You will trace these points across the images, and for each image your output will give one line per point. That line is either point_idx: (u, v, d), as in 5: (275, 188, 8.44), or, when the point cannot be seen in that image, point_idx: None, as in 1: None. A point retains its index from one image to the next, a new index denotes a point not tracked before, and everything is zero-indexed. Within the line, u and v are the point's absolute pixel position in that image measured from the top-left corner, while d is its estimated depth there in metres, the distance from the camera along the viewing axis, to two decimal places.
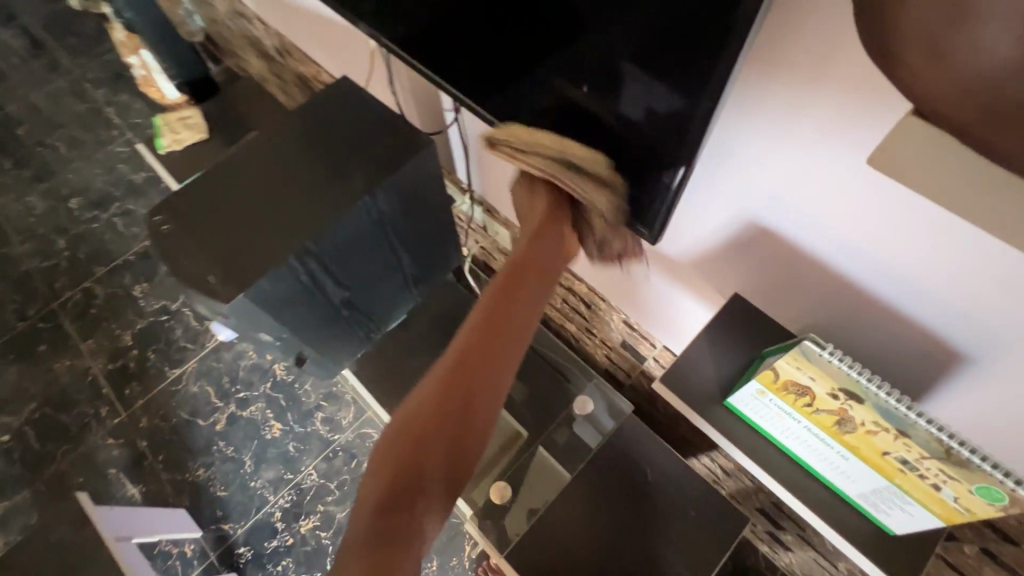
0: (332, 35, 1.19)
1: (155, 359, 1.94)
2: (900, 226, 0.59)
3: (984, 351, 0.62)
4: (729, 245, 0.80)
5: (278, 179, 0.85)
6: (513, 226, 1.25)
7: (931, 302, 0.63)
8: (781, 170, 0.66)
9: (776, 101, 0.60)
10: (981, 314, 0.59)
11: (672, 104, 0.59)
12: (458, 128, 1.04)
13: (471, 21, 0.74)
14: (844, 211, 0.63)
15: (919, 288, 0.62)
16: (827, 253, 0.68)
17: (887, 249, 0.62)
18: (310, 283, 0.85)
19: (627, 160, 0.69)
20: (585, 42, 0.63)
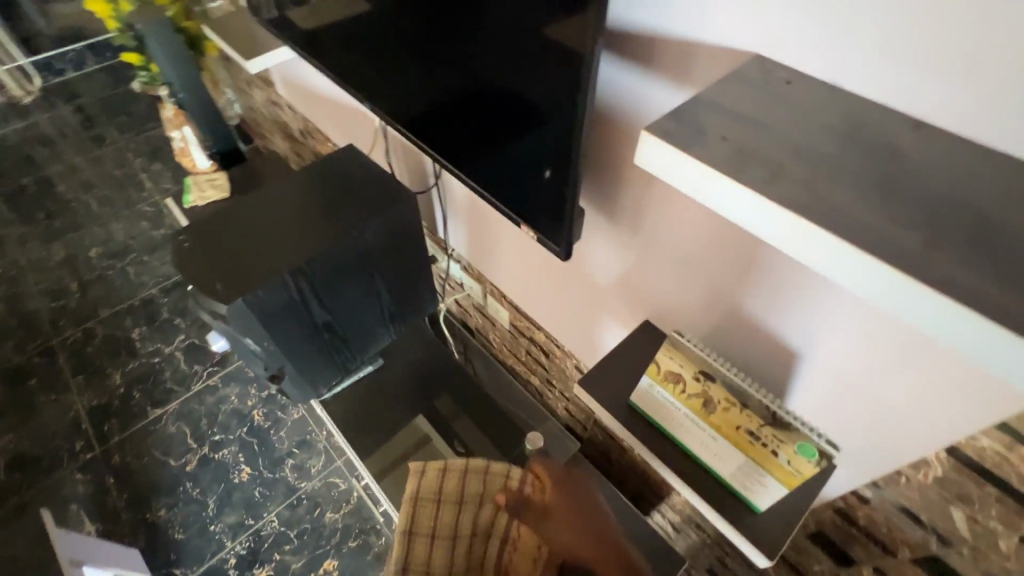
0: (346, 117, 1.46)
1: (139, 398, 2.01)
2: (751, 251, 0.66)
3: (833, 356, 0.67)
4: (633, 269, 0.87)
5: (282, 215, 1.04)
6: (484, 280, 1.41)
7: (791, 320, 0.68)
8: (654, 212, 0.75)
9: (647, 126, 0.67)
10: (823, 326, 0.65)
11: (565, 141, 0.70)
12: (439, 190, 1.26)
13: (430, 94, 0.92)
14: (706, 237, 0.70)
15: (777, 306, 0.68)
16: (704, 277, 0.75)
17: (744, 271, 0.69)
18: (299, 302, 1.01)
19: (538, 194, 0.81)
20: (503, 103, 0.78)
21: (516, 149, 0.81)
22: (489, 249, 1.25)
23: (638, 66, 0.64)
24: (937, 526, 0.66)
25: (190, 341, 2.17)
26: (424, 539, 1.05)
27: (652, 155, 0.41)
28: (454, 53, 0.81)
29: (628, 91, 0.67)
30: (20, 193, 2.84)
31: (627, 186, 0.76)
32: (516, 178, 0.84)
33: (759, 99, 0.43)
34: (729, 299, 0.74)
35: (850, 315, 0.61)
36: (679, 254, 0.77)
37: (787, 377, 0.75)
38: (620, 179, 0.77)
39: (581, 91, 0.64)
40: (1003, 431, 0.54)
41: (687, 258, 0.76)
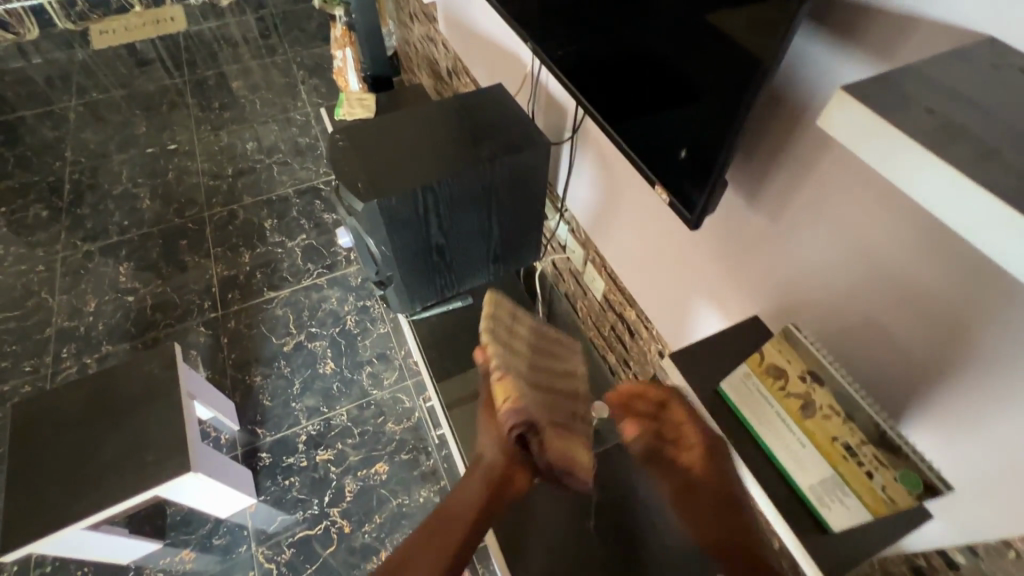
0: (497, 60, 1.51)
1: (260, 278, 2.29)
2: (898, 253, 0.63)
3: (961, 390, 0.61)
4: (756, 262, 0.84)
5: (425, 136, 1.11)
6: (588, 246, 1.42)
7: (923, 340, 0.63)
8: (798, 200, 0.73)
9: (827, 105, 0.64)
10: (958, 351, 0.60)
11: (732, 104, 0.67)
12: (573, 145, 1.27)
13: (594, 44, 0.93)
14: (850, 233, 0.67)
15: (911, 322, 0.64)
16: (835, 279, 0.72)
17: (884, 276, 0.65)
18: (422, 217, 1.08)
19: (683, 159, 0.79)
20: (669, 62, 0.77)
21: (671, 109, 0.80)
22: (607, 215, 1.25)
23: (841, 38, 0.61)
24: None
25: (309, 241, 2.40)
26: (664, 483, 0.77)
27: (843, 119, 0.39)
28: (631, 6, 0.81)
29: (814, 71, 0.65)
30: (203, 83, 3.26)
31: (781, 171, 0.74)
32: (661, 140, 0.83)
33: (984, 85, 0.39)
34: (857, 308, 0.70)
35: (1003, 342, 0.56)
36: (821, 253, 0.73)
37: (900, 409, 0.69)
38: (775, 162, 0.74)
39: (759, 52, 0.61)
40: None
41: (832, 260, 0.71)
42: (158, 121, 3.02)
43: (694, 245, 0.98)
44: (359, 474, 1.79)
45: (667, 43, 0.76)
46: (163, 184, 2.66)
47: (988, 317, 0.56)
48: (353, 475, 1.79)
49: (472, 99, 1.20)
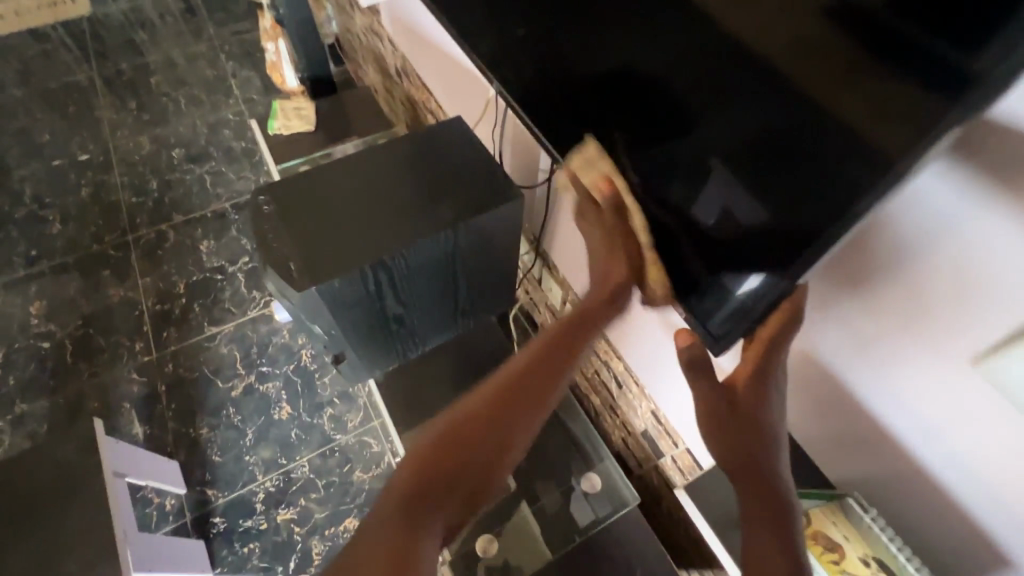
0: (452, 73, 1.29)
1: (199, 311, 2.04)
2: (995, 432, 0.60)
3: None
4: (808, 380, 0.80)
5: (374, 192, 0.91)
6: (568, 287, 1.27)
7: (998, 516, 0.63)
8: (876, 338, 0.68)
9: (944, 256, 0.58)
10: None
11: (780, 217, 0.59)
12: (550, 187, 1.10)
13: (593, 91, 0.78)
14: (939, 392, 0.64)
15: (990, 495, 0.63)
16: (903, 428, 0.70)
17: (966, 445, 0.64)
18: (373, 293, 0.90)
19: (679, 258, 0.73)
20: (693, 135, 0.66)
21: (702, 167, 0.66)
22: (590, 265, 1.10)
23: (978, 198, 0.53)
24: None
25: (252, 265, 2.15)
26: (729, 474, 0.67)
27: None
28: None
29: (932, 216, 0.57)
30: (116, 78, 2.85)
31: (860, 305, 0.69)
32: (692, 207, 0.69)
33: None
34: (925, 461, 0.69)
35: None
36: (894, 403, 0.70)
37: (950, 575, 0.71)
38: (856, 291, 0.68)
39: (865, 121, 0.48)
40: None
41: (908, 415, 0.68)
42: (63, 126, 2.63)
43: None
44: (327, 533, 1.64)
45: (717, 95, 0.61)
46: (75, 204, 2.32)
47: None
48: (320, 535, 1.63)
49: (429, 136, 1.00)
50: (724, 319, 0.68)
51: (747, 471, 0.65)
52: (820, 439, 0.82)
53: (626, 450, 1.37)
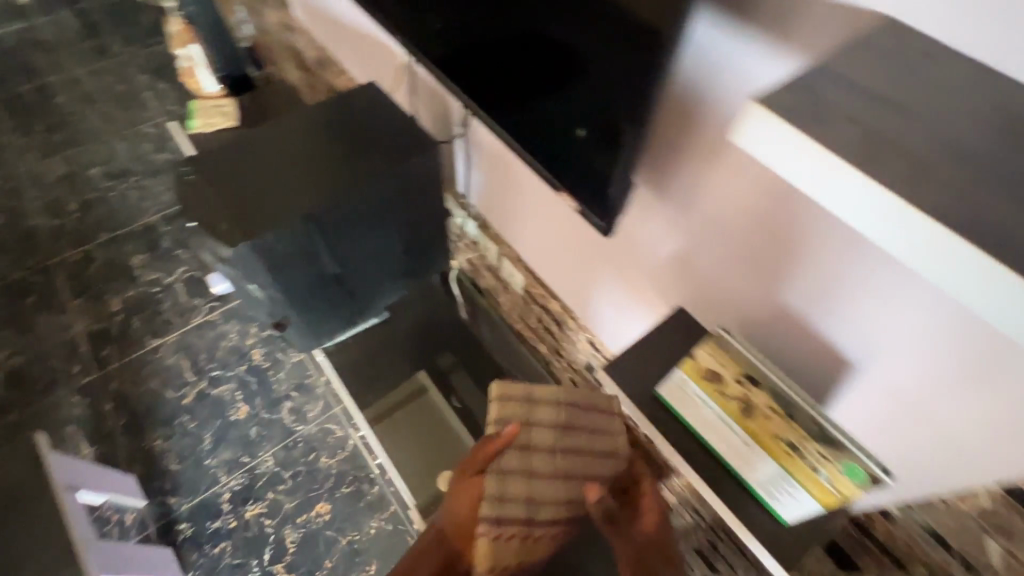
0: (364, 48, 1.33)
1: (139, 326, 1.98)
2: (806, 244, 0.61)
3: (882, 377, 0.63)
4: (671, 249, 0.80)
5: (298, 155, 0.97)
6: (501, 241, 1.28)
7: (840, 327, 0.64)
8: (702, 181, 0.69)
9: (722, 71, 0.59)
10: (873, 337, 0.61)
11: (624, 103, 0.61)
12: (465, 136, 1.13)
13: (466, 19, 0.80)
14: (758, 218, 0.65)
15: (823, 310, 0.64)
16: (744, 266, 0.70)
17: (791, 267, 0.64)
18: (309, 250, 0.96)
19: (565, 165, 0.76)
20: (547, 39, 0.68)
21: (559, 68, 0.68)
22: (514, 207, 1.12)
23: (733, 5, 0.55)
24: (967, 552, 0.63)
25: (191, 273, 2.11)
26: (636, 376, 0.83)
27: (756, 135, 0.33)
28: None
29: (705, 41, 0.59)
30: (20, 101, 2.71)
31: (683, 154, 0.69)
32: (561, 114, 0.73)
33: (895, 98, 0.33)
34: (771, 297, 0.69)
35: (909, 323, 0.57)
36: (734, 244, 0.70)
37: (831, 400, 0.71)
38: (675, 139, 0.69)
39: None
40: None
41: (745, 253, 0.69)
42: None
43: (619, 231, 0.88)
44: (298, 521, 1.64)
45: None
46: None
47: (888, 297, 0.57)
48: (292, 523, 1.64)
49: (346, 102, 1.05)
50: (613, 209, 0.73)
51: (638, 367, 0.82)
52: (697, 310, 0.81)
53: None
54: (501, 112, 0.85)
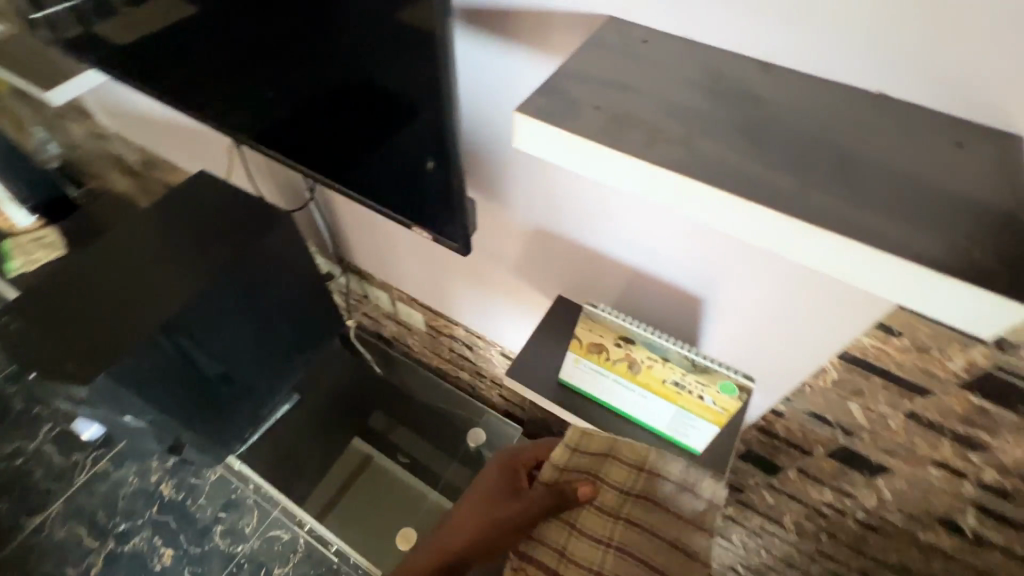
0: (183, 137, 1.26)
1: (8, 510, 1.68)
2: (623, 208, 0.66)
3: (723, 303, 0.68)
4: (529, 245, 0.83)
5: (140, 268, 0.92)
6: (388, 286, 1.27)
7: (678, 272, 0.69)
8: (527, 177, 0.73)
9: (501, 79, 0.63)
10: (704, 270, 0.66)
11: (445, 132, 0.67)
12: (316, 198, 1.11)
13: (276, 90, 0.81)
14: (582, 198, 0.69)
15: (660, 260, 0.69)
16: (589, 240, 0.74)
17: (623, 231, 0.69)
18: (181, 359, 0.92)
19: (414, 198, 0.80)
20: (357, 92, 0.71)
21: (379, 114, 0.72)
22: (386, 249, 1.12)
23: (490, 28, 0.59)
24: (842, 422, 0.75)
25: (57, 428, 1.83)
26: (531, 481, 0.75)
27: (529, 135, 0.39)
28: (297, 52, 0.73)
29: (478, 62, 0.63)
30: None
31: (502, 156, 0.72)
32: (396, 161, 0.76)
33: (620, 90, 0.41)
34: (620, 263, 0.74)
35: (723, 253, 0.63)
36: (574, 225, 0.74)
37: (698, 337, 0.76)
38: (490, 145, 0.72)
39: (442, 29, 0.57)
40: (878, 329, 0.60)
41: (583, 230, 0.73)
42: None
43: (485, 242, 0.89)
44: None
45: (346, 56, 0.68)
46: None
47: (699, 235, 0.63)
48: None
49: (180, 200, 1.01)
50: (463, 228, 0.77)
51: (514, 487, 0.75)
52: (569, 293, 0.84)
53: (507, 403, 1.40)
54: (337, 167, 0.86)
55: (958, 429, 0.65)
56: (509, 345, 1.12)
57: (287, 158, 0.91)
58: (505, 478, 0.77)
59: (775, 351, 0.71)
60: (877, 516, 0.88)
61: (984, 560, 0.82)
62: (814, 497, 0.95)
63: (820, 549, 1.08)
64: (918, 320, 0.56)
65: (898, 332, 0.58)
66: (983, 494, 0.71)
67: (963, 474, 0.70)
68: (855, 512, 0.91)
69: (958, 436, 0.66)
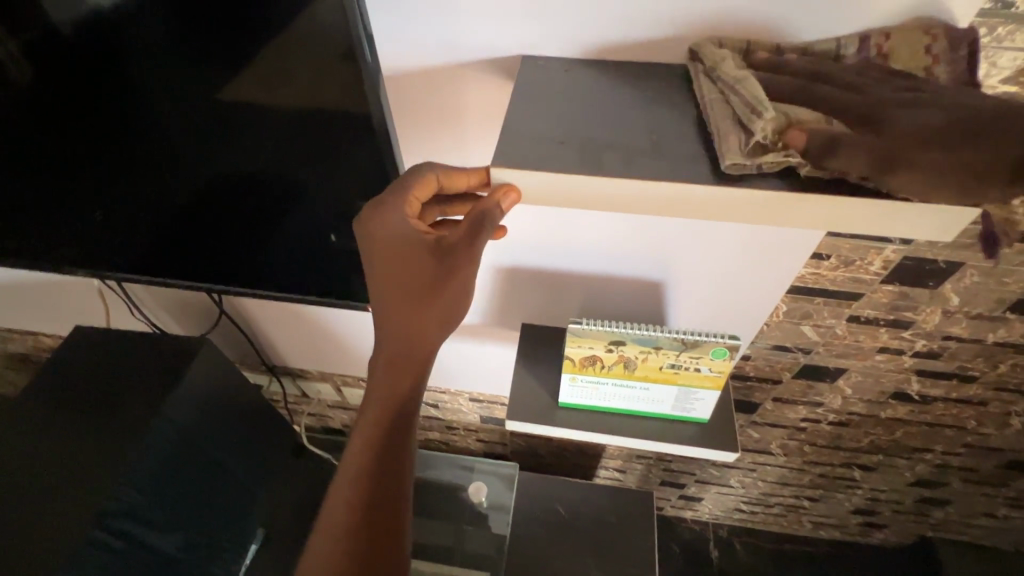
0: (29, 301, 1.07)
1: None
2: (572, 223, 0.68)
3: (678, 278, 0.73)
4: (485, 292, 0.81)
5: (47, 465, 0.77)
6: (330, 376, 1.17)
7: (634, 264, 0.72)
8: None
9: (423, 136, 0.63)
10: (655, 254, 0.71)
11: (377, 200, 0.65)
12: (225, 312, 1.00)
13: (159, 214, 0.73)
14: (531, 228, 0.70)
15: (616, 259, 0.72)
16: (545, 265, 0.75)
17: (576, 245, 0.71)
18: (134, 548, 0.78)
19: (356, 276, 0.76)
20: (265, 187, 0.67)
21: (298, 202, 0.68)
22: (321, 338, 1.03)
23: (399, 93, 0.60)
24: (799, 344, 0.84)
25: None
26: (409, 277, 0.55)
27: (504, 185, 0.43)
28: (180, 166, 0.67)
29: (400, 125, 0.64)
30: None
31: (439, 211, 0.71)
32: (329, 245, 0.72)
33: None
34: (580, 276, 0.75)
35: (670, 234, 0.68)
36: (525, 256, 0.74)
37: (664, 317, 0.79)
38: None
39: (352, 101, 0.56)
40: (810, 258, 0.68)
41: (537, 256, 0.74)
42: None
43: None
44: None
45: (243, 153, 0.64)
46: None
47: (646, 225, 0.67)
48: None
49: (68, 371, 0.86)
50: None
51: (409, 305, 0.55)
52: (536, 322, 0.84)
53: (488, 444, 1.35)
54: (255, 271, 0.79)
55: (889, 317, 0.76)
56: (480, 389, 1.09)
57: (190, 278, 0.81)
58: (408, 267, 0.55)
59: (733, 305, 0.76)
60: (845, 412, 1.00)
61: (931, 413, 0.96)
62: (789, 418, 1.05)
63: (806, 459, 1.19)
64: (840, 239, 0.65)
65: (826, 255, 0.68)
66: (919, 360, 0.84)
67: (902, 350, 0.82)
68: (826, 416, 1.02)
69: (890, 321, 0.77)
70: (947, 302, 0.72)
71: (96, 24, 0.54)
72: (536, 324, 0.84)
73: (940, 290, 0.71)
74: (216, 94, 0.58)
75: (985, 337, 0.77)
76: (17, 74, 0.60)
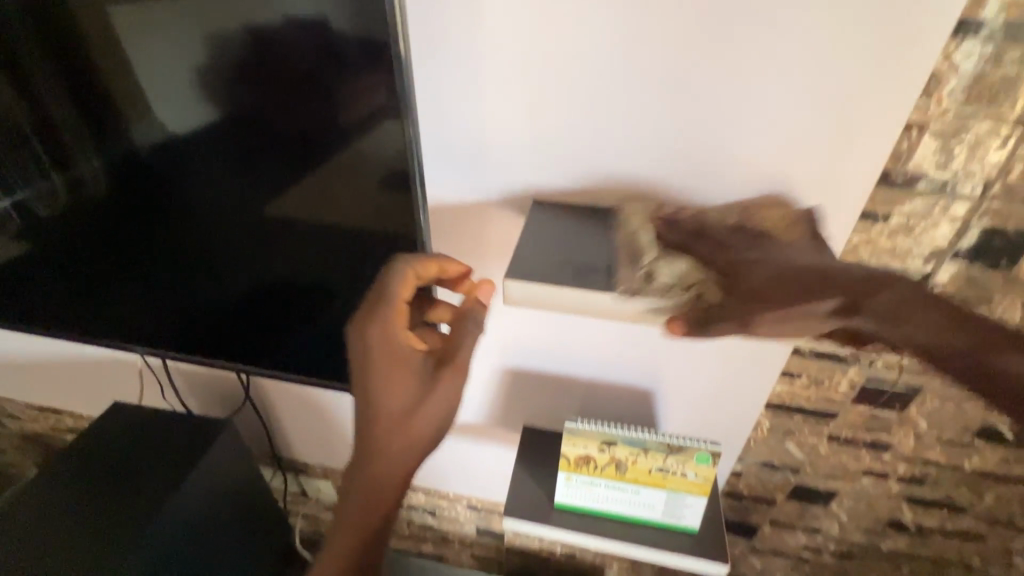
0: (72, 379, 1.17)
1: None
2: (580, 330, 0.78)
3: (666, 386, 0.81)
4: (497, 391, 0.88)
5: (64, 534, 0.81)
6: (334, 473, 1.20)
7: (629, 371, 0.81)
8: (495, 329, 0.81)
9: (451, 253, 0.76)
10: (648, 363, 0.79)
11: None
12: (249, 398, 1.07)
13: (206, 301, 0.84)
14: (545, 333, 0.80)
15: (617, 366, 0.81)
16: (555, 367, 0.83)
17: (582, 351, 0.80)
18: None
19: None
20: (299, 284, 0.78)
21: (328, 298, 0.79)
22: (333, 431, 1.09)
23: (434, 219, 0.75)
24: (786, 462, 0.88)
25: None
26: (399, 392, 0.61)
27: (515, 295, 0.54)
28: (226, 261, 0.78)
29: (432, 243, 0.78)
30: None
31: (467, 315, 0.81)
32: None
33: None
34: (583, 379, 0.83)
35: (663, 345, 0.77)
36: (533, 359, 0.83)
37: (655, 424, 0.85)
38: None
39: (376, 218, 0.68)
40: (782, 375, 0.76)
41: (545, 359, 0.83)
42: None
43: None
44: None
45: (280, 253, 0.75)
46: None
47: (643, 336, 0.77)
48: None
49: (100, 444, 0.94)
50: None
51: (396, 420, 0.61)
52: (540, 423, 0.90)
53: (483, 561, 1.31)
54: (287, 360, 0.88)
55: (867, 437, 0.81)
56: (480, 493, 1.11)
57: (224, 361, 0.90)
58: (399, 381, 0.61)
59: (717, 415, 0.83)
60: (845, 541, 0.99)
61: (932, 547, 0.95)
62: (790, 546, 1.03)
63: None
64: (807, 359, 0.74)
65: (797, 373, 0.76)
66: (905, 486, 0.87)
67: (886, 474, 0.86)
68: (827, 545, 1.01)
69: (869, 443, 0.82)
70: (916, 426, 0.78)
71: (171, 150, 0.68)
72: (539, 425, 0.90)
73: (906, 414, 0.77)
74: (258, 206, 0.71)
75: (962, 464, 0.81)
76: (92, 180, 0.73)
